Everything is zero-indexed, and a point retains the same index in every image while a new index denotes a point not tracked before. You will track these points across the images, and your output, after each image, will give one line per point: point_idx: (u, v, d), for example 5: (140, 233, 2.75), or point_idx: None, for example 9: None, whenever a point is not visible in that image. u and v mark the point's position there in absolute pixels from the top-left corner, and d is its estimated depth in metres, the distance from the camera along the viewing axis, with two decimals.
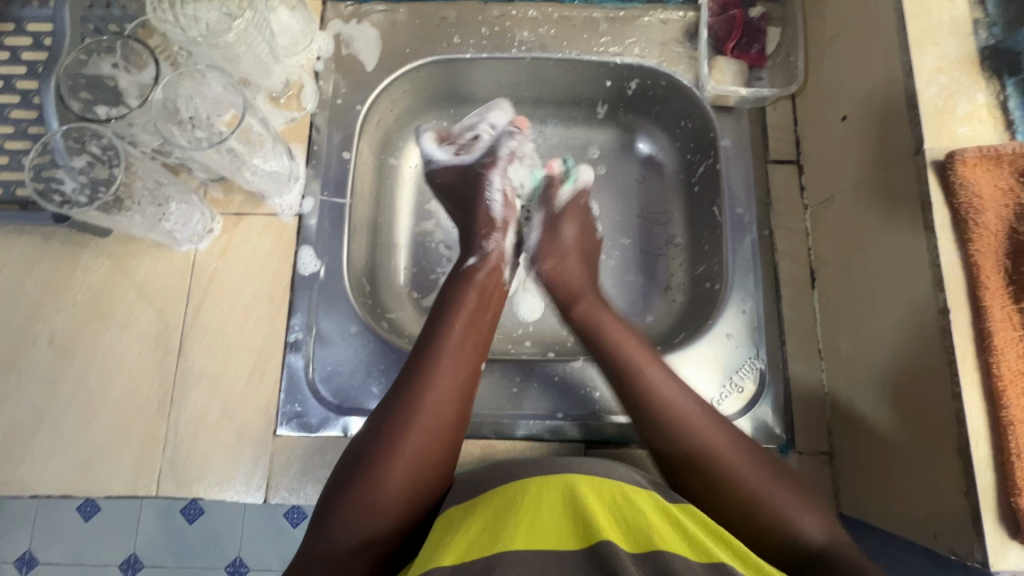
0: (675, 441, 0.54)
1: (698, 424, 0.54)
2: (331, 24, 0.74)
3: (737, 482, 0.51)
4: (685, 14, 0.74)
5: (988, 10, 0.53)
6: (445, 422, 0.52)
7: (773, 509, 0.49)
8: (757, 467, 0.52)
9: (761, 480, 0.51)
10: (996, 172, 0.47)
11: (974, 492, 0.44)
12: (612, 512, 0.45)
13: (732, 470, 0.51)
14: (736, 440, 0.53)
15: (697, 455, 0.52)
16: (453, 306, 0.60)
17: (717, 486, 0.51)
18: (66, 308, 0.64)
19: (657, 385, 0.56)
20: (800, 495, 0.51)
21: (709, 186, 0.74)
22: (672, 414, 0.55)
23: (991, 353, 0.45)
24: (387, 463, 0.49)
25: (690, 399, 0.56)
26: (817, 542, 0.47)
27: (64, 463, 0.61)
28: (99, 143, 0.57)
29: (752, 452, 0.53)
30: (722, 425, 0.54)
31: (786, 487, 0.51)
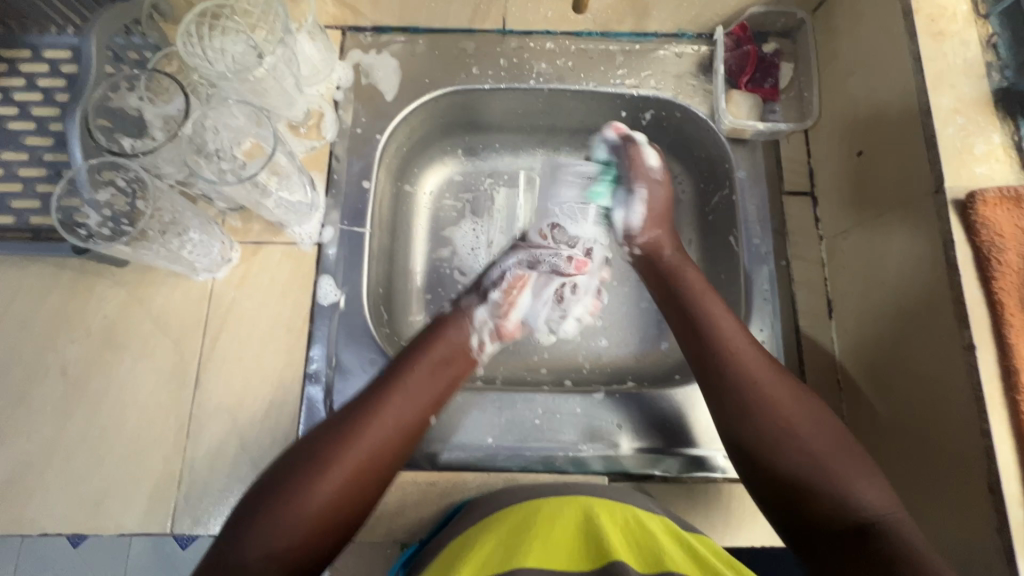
0: (751, 396, 0.54)
1: (772, 383, 0.54)
2: (351, 55, 0.75)
3: (798, 440, 0.51)
4: (699, 48, 0.76)
5: (1000, 54, 0.55)
6: (368, 472, 0.51)
7: (829, 467, 0.49)
8: (823, 429, 0.51)
9: (826, 442, 0.51)
10: (1015, 212, 0.49)
11: (1007, 530, 0.44)
12: (626, 535, 0.47)
13: (795, 430, 0.51)
14: (800, 403, 0.53)
15: (762, 416, 0.53)
16: (416, 359, 0.60)
17: (771, 449, 0.51)
18: (79, 339, 0.63)
19: (729, 340, 0.58)
20: (865, 463, 0.50)
21: (724, 216, 0.75)
22: (747, 369, 0.55)
23: (1018, 391, 0.46)
24: (316, 480, 0.49)
25: (756, 351, 0.57)
26: (869, 510, 0.47)
27: (75, 500, 0.59)
28: (125, 177, 0.58)
29: (822, 413, 0.53)
30: (795, 389, 0.54)
31: (849, 454, 0.50)
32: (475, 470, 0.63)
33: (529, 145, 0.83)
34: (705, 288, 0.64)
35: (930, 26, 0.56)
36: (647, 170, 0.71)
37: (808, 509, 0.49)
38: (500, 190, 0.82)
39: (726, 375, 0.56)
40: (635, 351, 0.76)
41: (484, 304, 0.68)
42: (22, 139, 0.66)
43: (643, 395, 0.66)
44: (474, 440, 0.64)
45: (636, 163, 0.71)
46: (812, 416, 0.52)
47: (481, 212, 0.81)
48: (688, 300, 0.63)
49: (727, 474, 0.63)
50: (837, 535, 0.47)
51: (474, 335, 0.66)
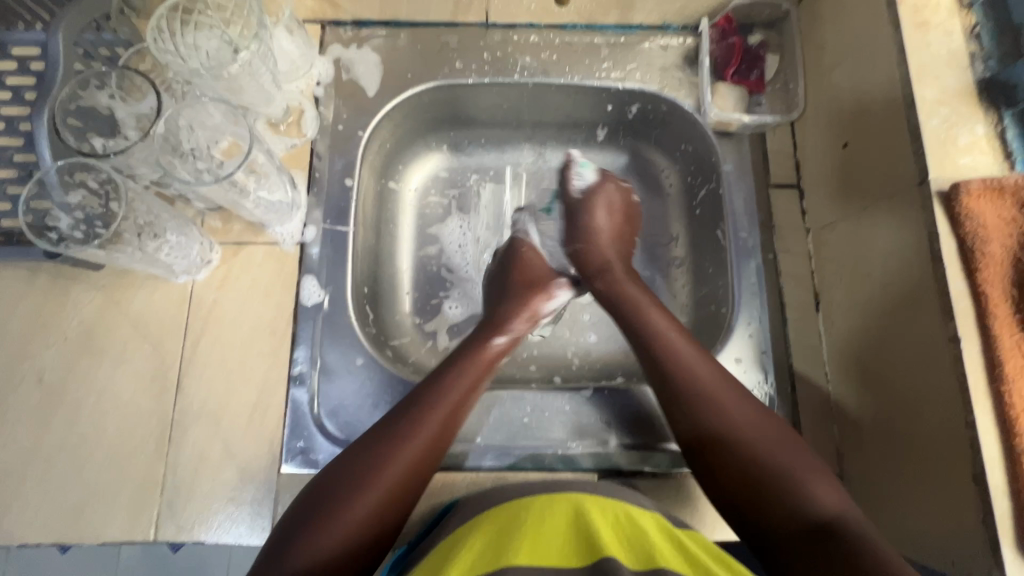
0: (697, 405, 0.53)
1: (717, 388, 0.54)
2: (331, 50, 0.73)
3: (746, 445, 0.50)
4: (685, 40, 0.75)
5: (983, 44, 0.55)
6: (408, 482, 0.50)
7: (783, 473, 0.48)
8: (769, 430, 0.51)
9: (772, 446, 0.50)
10: (998, 204, 0.48)
11: (992, 521, 0.45)
12: (616, 529, 0.47)
13: (742, 436, 0.51)
14: (743, 407, 0.53)
15: (709, 418, 0.52)
16: (454, 375, 0.57)
17: (722, 449, 0.51)
18: (55, 345, 0.62)
19: (678, 350, 0.57)
20: (813, 465, 0.49)
21: (711, 210, 0.75)
22: (690, 374, 0.55)
23: (1002, 382, 0.46)
24: (378, 477, 0.48)
25: (707, 363, 0.57)
26: (827, 512, 0.45)
27: (54, 510, 0.58)
28: (97, 177, 0.56)
29: (767, 414, 0.52)
30: (742, 393, 0.54)
31: (797, 454, 0.49)
32: (463, 469, 0.62)
33: (514, 140, 0.81)
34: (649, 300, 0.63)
35: (914, 17, 0.56)
36: (608, 196, 0.72)
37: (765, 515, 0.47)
38: (486, 187, 0.81)
39: (669, 382, 0.56)
40: (624, 347, 0.75)
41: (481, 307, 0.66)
42: None
43: (633, 392, 0.66)
44: (462, 440, 0.64)
45: (567, 186, 0.73)
46: (757, 421, 0.52)
47: (467, 208, 0.80)
48: (634, 314, 0.62)
49: None
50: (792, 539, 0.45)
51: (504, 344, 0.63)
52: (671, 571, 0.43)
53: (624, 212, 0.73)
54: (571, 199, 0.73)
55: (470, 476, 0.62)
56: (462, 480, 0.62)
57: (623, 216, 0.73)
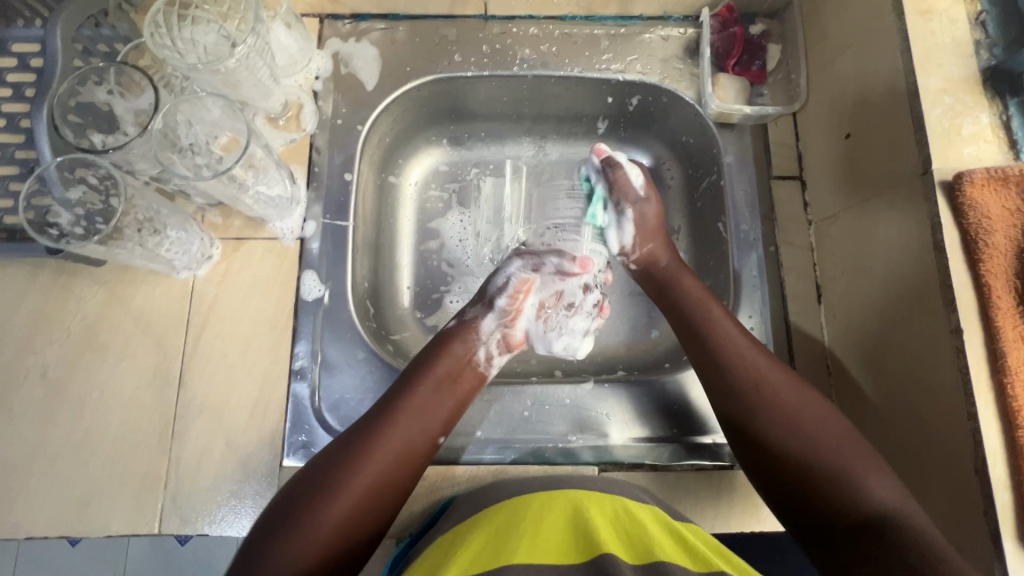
0: (756, 401, 0.54)
1: (772, 380, 0.55)
2: (329, 44, 0.73)
3: (804, 440, 0.51)
4: (685, 31, 0.74)
5: (988, 31, 0.54)
6: (384, 478, 0.52)
7: (840, 467, 0.49)
8: (827, 425, 0.52)
9: (835, 438, 0.51)
10: (1003, 193, 0.48)
11: (993, 513, 0.45)
12: (613, 523, 0.47)
13: (803, 429, 0.51)
14: (804, 400, 0.53)
15: (763, 411, 0.53)
16: (425, 369, 0.59)
17: (777, 442, 0.52)
18: (59, 340, 0.62)
19: (732, 342, 0.57)
20: (874, 459, 0.49)
21: (712, 202, 0.74)
22: (750, 369, 0.55)
23: (1005, 374, 0.45)
24: (349, 480, 0.50)
25: (761, 355, 0.57)
26: (882, 505, 0.46)
27: (60, 503, 0.58)
28: (96, 173, 0.56)
29: (826, 404, 0.53)
30: (800, 385, 0.55)
31: (857, 447, 0.50)
32: (463, 463, 0.63)
33: (514, 133, 0.81)
34: (703, 292, 0.62)
35: (918, 5, 0.55)
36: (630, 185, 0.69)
37: (818, 505, 0.49)
38: (486, 180, 0.80)
39: (728, 375, 0.56)
40: (625, 340, 0.75)
41: (490, 313, 0.66)
42: None
43: (632, 385, 0.66)
44: (462, 434, 0.64)
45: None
46: (820, 414, 0.52)
47: (468, 202, 0.80)
48: (690, 307, 0.61)
49: (717, 461, 0.62)
50: (846, 529, 0.47)
51: (481, 346, 0.64)
52: (672, 566, 0.43)
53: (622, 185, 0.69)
54: (610, 190, 0.69)
55: (471, 470, 0.62)
56: (462, 473, 0.62)
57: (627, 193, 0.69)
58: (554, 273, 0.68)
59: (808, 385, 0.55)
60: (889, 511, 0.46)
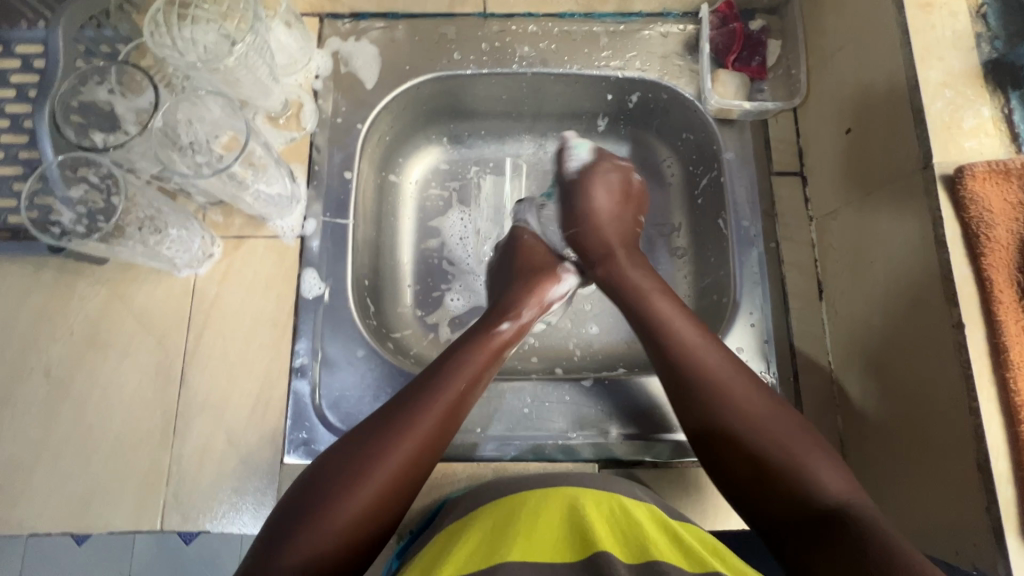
0: (707, 394, 0.53)
1: (723, 373, 0.53)
2: (329, 43, 0.73)
3: (755, 431, 0.50)
4: (685, 27, 0.74)
5: (990, 24, 0.54)
6: (406, 476, 0.49)
7: (788, 457, 0.48)
8: (778, 414, 0.50)
9: (783, 429, 0.49)
10: (1005, 187, 0.48)
11: (996, 509, 0.44)
12: (609, 522, 0.47)
13: (754, 420, 0.50)
14: (750, 389, 0.52)
15: (714, 402, 0.52)
16: (456, 364, 0.56)
17: (732, 434, 0.50)
18: (63, 338, 0.63)
19: (683, 333, 0.57)
20: (822, 449, 0.48)
21: (712, 199, 0.74)
22: (699, 363, 0.54)
23: (1007, 368, 0.45)
24: (369, 480, 0.47)
25: (712, 345, 0.56)
26: (833, 496, 0.45)
27: (63, 500, 0.59)
28: (97, 172, 0.57)
29: (775, 399, 0.52)
30: (748, 375, 0.54)
31: (805, 436, 0.49)
32: (462, 460, 0.63)
33: (515, 131, 0.81)
34: (654, 285, 0.62)
35: None
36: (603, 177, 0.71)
37: (774, 498, 0.47)
38: (487, 178, 0.81)
39: (680, 366, 0.55)
40: (626, 337, 0.75)
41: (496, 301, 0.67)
42: None
43: (632, 382, 0.66)
44: (462, 431, 0.64)
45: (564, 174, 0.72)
46: (766, 404, 0.51)
47: (468, 200, 0.80)
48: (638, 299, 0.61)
49: None
50: (797, 522, 0.45)
51: (516, 342, 0.62)
52: (667, 566, 0.43)
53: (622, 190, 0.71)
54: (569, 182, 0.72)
55: (471, 467, 0.62)
56: (462, 470, 0.62)
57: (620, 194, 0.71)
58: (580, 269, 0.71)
59: (755, 374, 0.54)
60: (840, 502, 0.45)
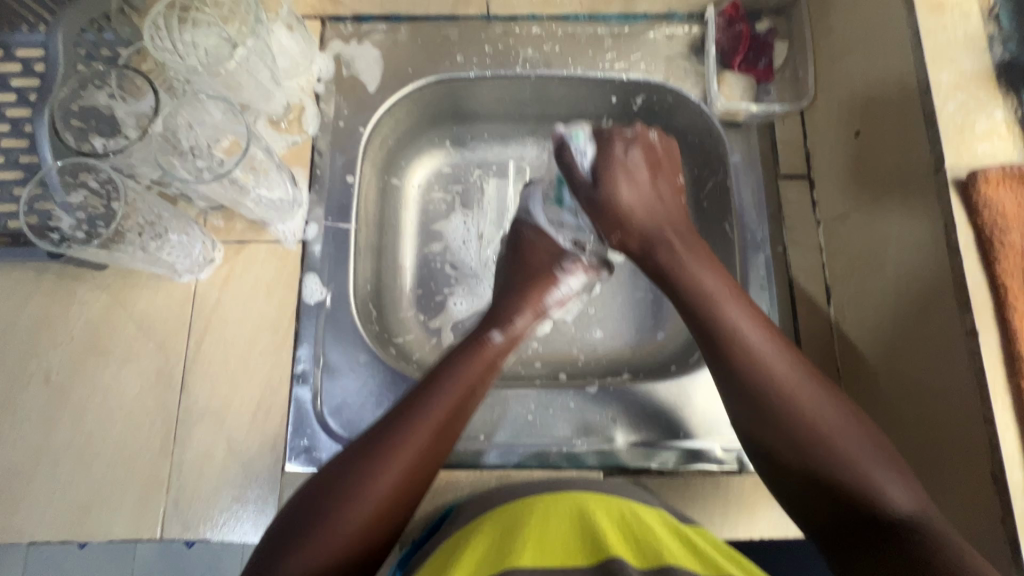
0: (768, 395, 0.50)
1: (787, 375, 0.50)
2: (331, 46, 0.73)
3: (818, 437, 0.48)
4: (690, 29, 0.74)
5: (1002, 25, 0.53)
6: (409, 485, 0.49)
7: (855, 466, 0.46)
8: (844, 419, 0.48)
9: (849, 438, 0.47)
10: (1019, 191, 0.47)
11: (1011, 521, 0.43)
12: (619, 527, 0.46)
13: (818, 426, 0.48)
14: (817, 392, 0.50)
15: (777, 406, 0.49)
16: (454, 374, 0.55)
17: (790, 438, 0.48)
18: (63, 344, 0.62)
19: (743, 329, 0.53)
20: (893, 460, 0.46)
21: (719, 203, 0.73)
22: (761, 363, 0.51)
23: (1022, 377, 0.44)
24: (366, 493, 0.47)
25: (773, 341, 0.52)
26: (903, 512, 0.44)
27: (63, 509, 0.58)
28: (97, 177, 0.56)
29: (839, 400, 0.50)
30: (811, 376, 0.51)
31: (873, 443, 0.47)
32: (465, 467, 0.62)
33: (518, 134, 0.80)
34: (711, 273, 0.57)
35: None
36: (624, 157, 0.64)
37: (835, 506, 0.46)
38: (490, 182, 0.80)
39: (737, 365, 0.52)
40: (631, 343, 0.74)
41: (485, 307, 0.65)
42: None
43: (638, 388, 0.65)
44: (465, 438, 0.63)
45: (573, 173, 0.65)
46: (834, 408, 0.49)
47: (471, 204, 0.79)
48: (698, 289, 0.56)
49: (724, 466, 0.61)
50: (862, 534, 0.44)
51: (499, 334, 0.61)
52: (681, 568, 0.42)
53: (653, 158, 0.66)
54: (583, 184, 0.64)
55: (474, 475, 0.61)
56: (465, 477, 0.61)
57: (654, 163, 0.66)
58: (569, 241, 0.71)
59: (817, 371, 0.52)
60: (910, 518, 0.43)
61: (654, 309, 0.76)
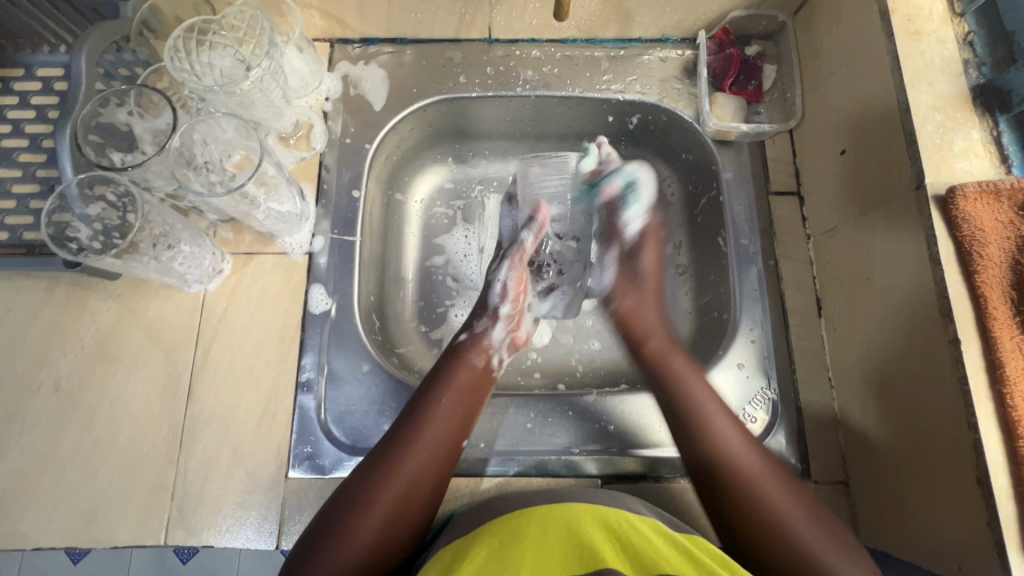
0: (738, 489, 0.54)
1: (756, 469, 0.55)
2: (339, 66, 0.76)
3: (778, 527, 0.51)
4: (683, 52, 0.77)
5: (977, 51, 0.56)
6: (419, 488, 0.53)
7: (811, 555, 0.49)
8: (803, 507, 0.53)
9: (807, 527, 0.51)
10: (996, 206, 0.49)
11: (997, 524, 0.44)
12: (615, 535, 0.47)
13: (776, 512, 0.52)
14: (781, 484, 0.54)
15: (745, 497, 0.53)
16: (444, 382, 0.60)
17: (752, 531, 0.52)
18: (72, 352, 0.64)
19: (717, 421, 0.58)
20: (846, 548, 0.50)
21: (713, 218, 0.76)
22: (737, 463, 0.55)
23: (1004, 384, 0.46)
24: (375, 502, 0.51)
25: (747, 441, 0.57)
26: None
27: (69, 515, 0.59)
28: (115, 191, 0.59)
29: (802, 492, 0.54)
30: (777, 471, 0.55)
31: (827, 529, 0.51)
32: (466, 475, 0.63)
33: (518, 152, 0.83)
34: (689, 370, 0.62)
35: (907, 25, 0.57)
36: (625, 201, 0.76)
37: None
38: (491, 197, 0.82)
39: (711, 461, 0.56)
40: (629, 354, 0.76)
41: (497, 322, 0.67)
42: (16, 156, 0.66)
43: (636, 397, 0.67)
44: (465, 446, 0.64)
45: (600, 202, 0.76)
46: (794, 499, 0.53)
47: (473, 218, 0.81)
48: (677, 378, 0.62)
49: None
50: None
51: (495, 354, 0.65)
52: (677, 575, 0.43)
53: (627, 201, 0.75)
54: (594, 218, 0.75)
55: (475, 482, 0.62)
56: (466, 484, 0.63)
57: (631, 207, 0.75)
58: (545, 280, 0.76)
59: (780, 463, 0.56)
60: None
61: None
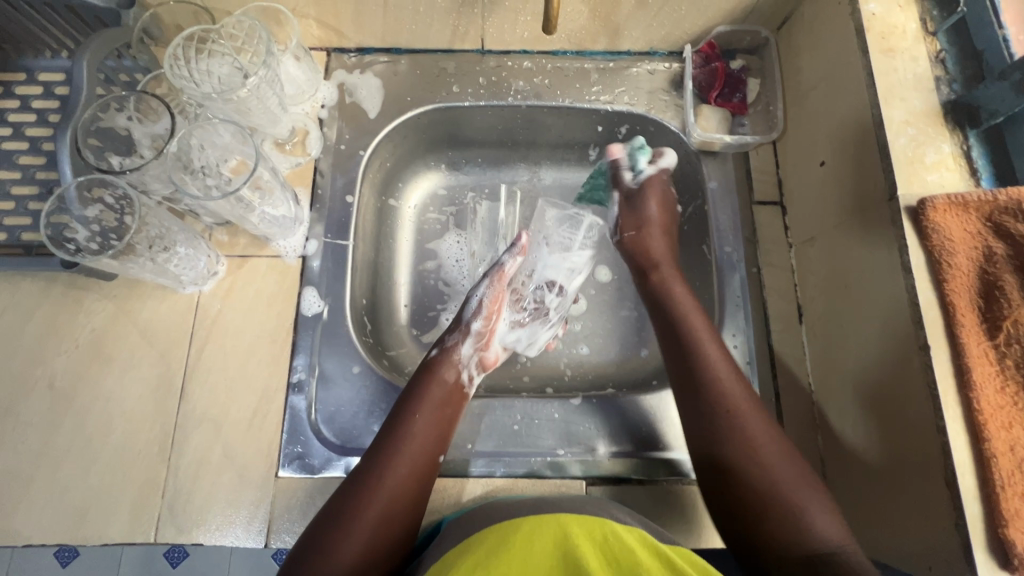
0: (728, 430, 0.55)
1: (745, 408, 0.56)
2: (335, 75, 0.78)
3: (762, 469, 0.53)
4: (670, 65, 0.79)
5: (948, 68, 0.58)
6: (400, 505, 0.54)
7: (790, 499, 0.51)
8: (785, 452, 0.54)
9: (788, 472, 0.53)
10: (964, 217, 0.51)
11: (964, 525, 0.46)
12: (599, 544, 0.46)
13: (763, 457, 0.53)
14: (769, 428, 0.55)
15: (732, 440, 0.55)
16: (418, 401, 0.61)
17: (738, 473, 0.53)
18: (67, 351, 0.65)
19: (710, 359, 0.59)
20: (824, 496, 0.52)
21: (698, 226, 0.77)
22: (725, 398, 0.57)
23: (971, 389, 0.47)
24: (356, 523, 0.51)
25: (735, 376, 0.59)
26: (829, 541, 0.49)
27: (61, 512, 0.60)
28: (113, 193, 0.60)
29: (785, 437, 0.55)
30: (765, 416, 0.56)
31: (805, 475, 0.53)
32: (453, 476, 0.64)
33: (510, 159, 0.85)
34: (693, 307, 0.65)
35: (882, 43, 0.59)
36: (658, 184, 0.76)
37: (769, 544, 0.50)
38: (483, 204, 0.84)
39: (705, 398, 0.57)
40: (616, 358, 0.77)
41: (466, 338, 0.68)
42: (16, 158, 0.68)
43: (621, 401, 0.68)
44: (453, 447, 0.65)
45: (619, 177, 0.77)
46: (778, 444, 0.54)
47: (464, 224, 0.83)
48: (678, 319, 0.63)
49: None
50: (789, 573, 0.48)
51: (463, 371, 0.66)
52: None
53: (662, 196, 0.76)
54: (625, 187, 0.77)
55: (462, 483, 0.64)
56: (453, 485, 0.64)
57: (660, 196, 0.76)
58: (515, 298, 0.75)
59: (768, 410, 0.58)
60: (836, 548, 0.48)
61: (638, 327, 0.79)
